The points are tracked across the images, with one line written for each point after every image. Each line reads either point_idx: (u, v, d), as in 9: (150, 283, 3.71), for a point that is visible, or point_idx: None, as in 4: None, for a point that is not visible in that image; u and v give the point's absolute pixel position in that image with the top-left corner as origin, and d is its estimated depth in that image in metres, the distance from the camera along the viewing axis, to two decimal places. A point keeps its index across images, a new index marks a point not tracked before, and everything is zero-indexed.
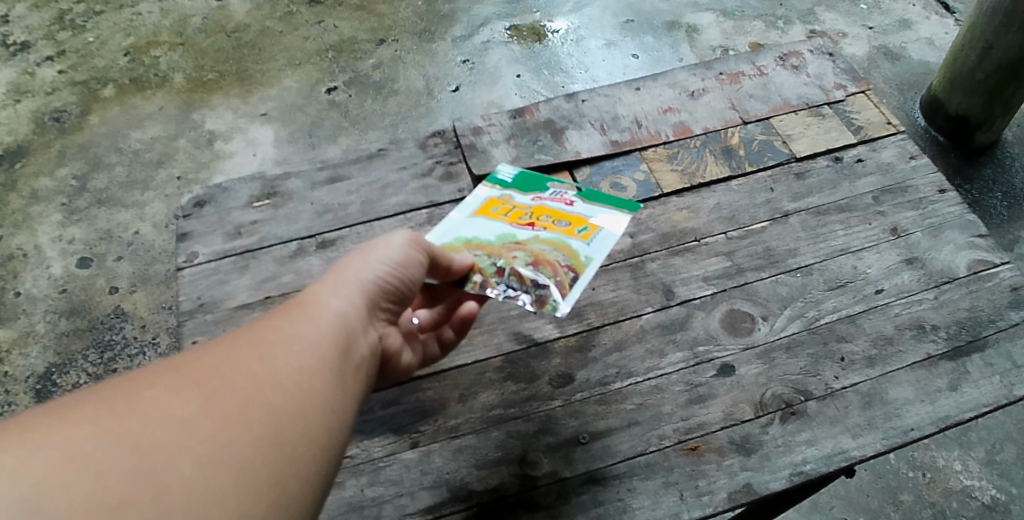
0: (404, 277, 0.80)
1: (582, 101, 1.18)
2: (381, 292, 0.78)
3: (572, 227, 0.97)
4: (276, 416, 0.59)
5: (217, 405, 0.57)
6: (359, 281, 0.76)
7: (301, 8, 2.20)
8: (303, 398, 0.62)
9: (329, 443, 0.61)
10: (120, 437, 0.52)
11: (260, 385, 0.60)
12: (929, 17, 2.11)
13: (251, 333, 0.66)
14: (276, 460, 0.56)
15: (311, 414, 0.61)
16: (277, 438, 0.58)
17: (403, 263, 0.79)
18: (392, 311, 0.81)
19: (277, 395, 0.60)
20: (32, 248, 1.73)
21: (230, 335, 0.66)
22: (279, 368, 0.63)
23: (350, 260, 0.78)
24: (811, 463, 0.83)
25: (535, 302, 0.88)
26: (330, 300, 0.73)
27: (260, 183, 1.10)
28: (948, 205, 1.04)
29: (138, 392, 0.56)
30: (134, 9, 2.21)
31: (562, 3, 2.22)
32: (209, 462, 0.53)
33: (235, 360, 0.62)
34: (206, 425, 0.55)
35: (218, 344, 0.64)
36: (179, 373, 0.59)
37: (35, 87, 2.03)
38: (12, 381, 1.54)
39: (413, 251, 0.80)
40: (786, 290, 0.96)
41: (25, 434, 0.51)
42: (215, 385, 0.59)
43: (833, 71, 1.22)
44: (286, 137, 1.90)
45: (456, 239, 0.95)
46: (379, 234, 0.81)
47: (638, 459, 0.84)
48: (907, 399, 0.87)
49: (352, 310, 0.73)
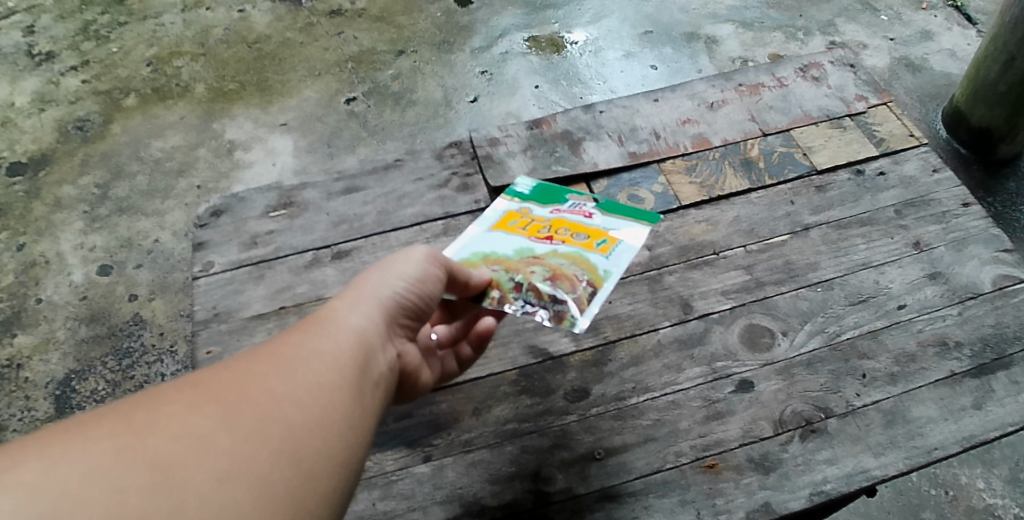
0: (422, 293, 0.79)
1: (600, 112, 1.18)
2: (399, 308, 0.77)
3: (590, 240, 0.95)
4: (295, 431, 0.58)
5: (235, 421, 0.57)
6: (377, 297, 0.76)
7: (321, 19, 2.21)
8: (321, 414, 0.61)
9: (348, 460, 0.61)
10: (137, 452, 0.52)
11: (279, 401, 0.60)
12: (952, 28, 2.08)
13: (269, 349, 0.66)
14: (294, 476, 0.56)
15: (329, 430, 0.61)
16: (295, 453, 0.57)
17: (421, 279, 0.79)
18: (411, 327, 0.80)
19: (295, 410, 0.60)
20: (54, 255, 1.75)
21: (249, 351, 0.66)
22: (298, 384, 0.62)
23: (368, 277, 0.78)
24: (832, 482, 0.81)
25: (553, 318, 0.87)
26: (348, 317, 0.72)
27: (276, 192, 1.11)
28: (972, 219, 1.02)
29: (156, 408, 0.56)
30: (158, 20, 2.24)
31: (581, 14, 2.21)
32: (227, 477, 0.52)
33: (255, 376, 0.62)
34: (224, 440, 0.55)
35: (237, 360, 0.64)
36: (197, 389, 0.59)
37: (59, 97, 2.06)
38: (33, 386, 1.55)
39: (430, 267, 0.80)
40: (806, 305, 0.95)
41: (42, 450, 0.50)
42: (233, 401, 0.58)
43: (855, 83, 1.20)
44: (305, 147, 1.91)
45: (473, 254, 0.94)
46: (397, 250, 0.81)
47: (655, 476, 0.82)
48: (931, 417, 0.85)
49: (371, 327, 0.73)
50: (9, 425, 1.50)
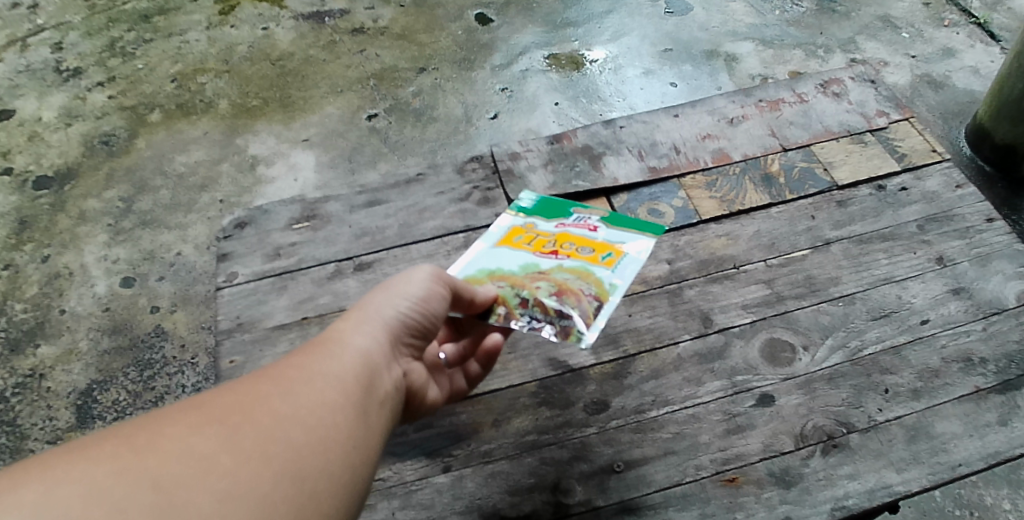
0: (427, 312, 0.80)
1: (620, 128, 1.19)
2: (404, 328, 0.78)
3: (596, 254, 0.96)
4: (297, 452, 0.59)
5: (237, 441, 0.57)
6: (381, 319, 0.77)
7: (344, 37, 2.25)
8: (324, 434, 0.62)
9: (352, 479, 0.62)
10: (138, 473, 0.53)
11: (282, 422, 0.61)
12: (974, 45, 2.07)
13: (277, 370, 0.67)
14: (297, 496, 0.57)
15: (332, 451, 0.62)
16: (298, 473, 0.58)
17: (425, 299, 0.80)
18: (416, 346, 0.81)
19: (298, 432, 0.61)
20: (78, 267, 1.78)
21: (255, 373, 0.67)
22: (301, 404, 0.63)
23: (374, 298, 0.79)
24: (854, 497, 0.80)
25: (560, 333, 0.87)
26: (353, 339, 0.73)
27: (300, 205, 1.12)
28: (996, 234, 1.01)
29: (159, 428, 0.57)
30: (182, 37, 2.29)
31: (601, 32, 2.23)
32: (229, 499, 0.53)
33: (262, 397, 0.63)
34: (225, 461, 0.56)
35: (244, 382, 0.65)
36: (200, 410, 0.60)
37: (86, 112, 2.10)
38: (54, 396, 1.57)
39: (436, 286, 0.81)
40: (828, 319, 0.94)
41: (44, 470, 0.51)
42: (237, 421, 0.59)
43: (875, 98, 1.20)
44: (327, 162, 1.94)
45: (479, 271, 0.95)
46: (403, 271, 0.82)
47: (675, 489, 0.82)
48: (955, 433, 0.84)
49: (376, 347, 0.74)
50: (31, 434, 1.52)
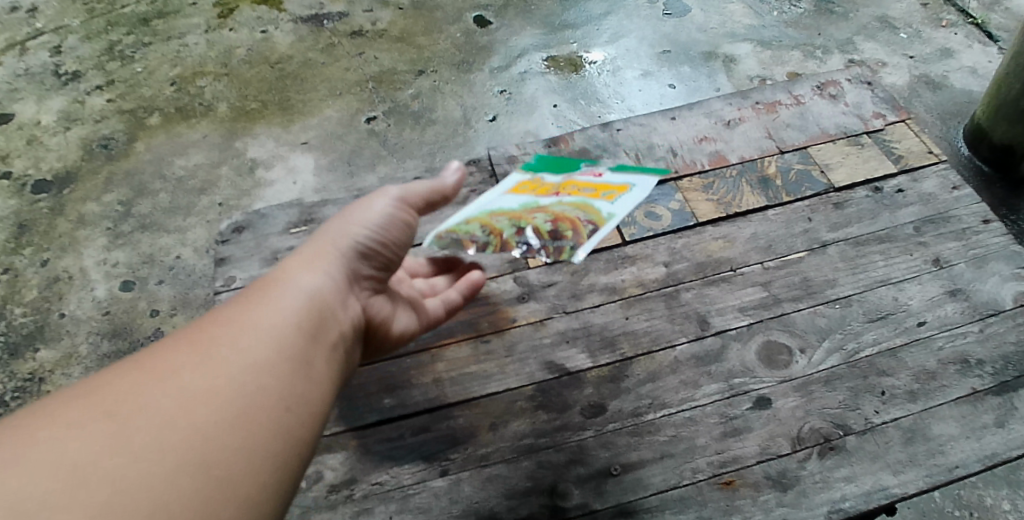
0: (385, 240, 0.82)
1: (617, 131, 1.19)
2: (356, 260, 0.79)
3: (597, 191, 0.95)
4: (228, 417, 0.60)
5: (165, 409, 0.58)
6: (326, 261, 0.77)
7: (343, 40, 2.25)
8: (258, 394, 0.62)
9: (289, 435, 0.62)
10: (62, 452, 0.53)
11: (213, 383, 0.61)
12: (972, 46, 2.07)
13: (210, 325, 0.66)
14: (229, 459, 0.58)
15: (266, 411, 0.62)
16: (231, 438, 0.59)
17: (384, 224, 0.81)
18: (377, 277, 0.83)
19: (231, 394, 0.61)
20: (77, 271, 1.78)
21: (188, 329, 0.66)
22: (234, 362, 0.63)
23: (320, 237, 0.78)
24: (850, 500, 0.80)
25: (553, 253, 0.89)
26: (296, 281, 0.73)
27: (298, 209, 1.12)
28: (993, 235, 1.01)
29: (84, 402, 0.57)
30: (181, 41, 2.28)
31: (599, 34, 2.23)
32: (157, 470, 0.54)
33: (179, 366, 0.62)
34: (152, 431, 0.56)
35: (176, 340, 0.64)
36: (128, 376, 0.60)
37: (85, 116, 2.10)
38: None
39: (394, 213, 0.82)
40: (825, 321, 0.94)
41: None
42: (166, 386, 0.59)
43: (872, 100, 1.20)
44: (326, 166, 1.94)
45: (479, 210, 0.95)
46: (361, 198, 0.83)
47: (671, 493, 0.82)
48: (952, 435, 0.84)
49: (318, 291, 0.74)
50: None
